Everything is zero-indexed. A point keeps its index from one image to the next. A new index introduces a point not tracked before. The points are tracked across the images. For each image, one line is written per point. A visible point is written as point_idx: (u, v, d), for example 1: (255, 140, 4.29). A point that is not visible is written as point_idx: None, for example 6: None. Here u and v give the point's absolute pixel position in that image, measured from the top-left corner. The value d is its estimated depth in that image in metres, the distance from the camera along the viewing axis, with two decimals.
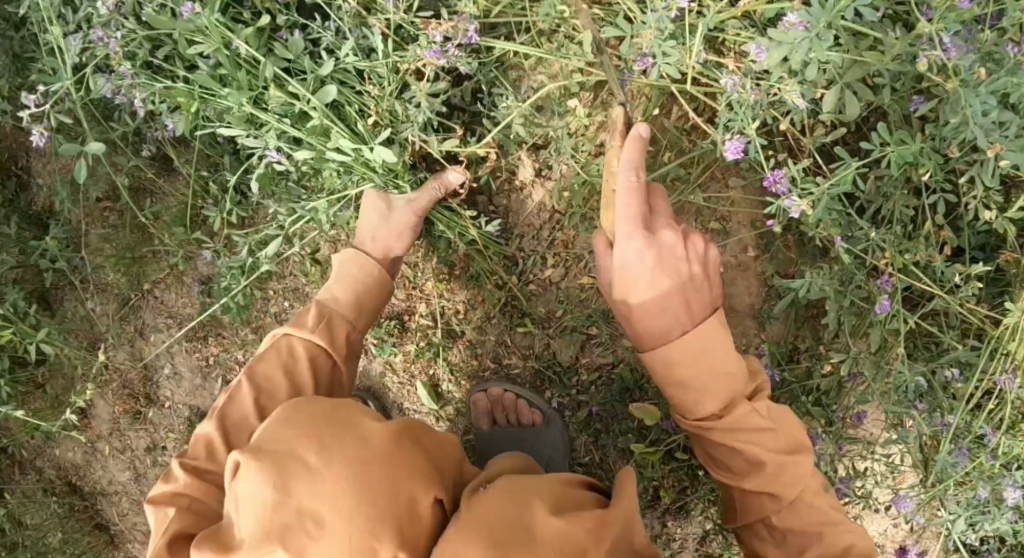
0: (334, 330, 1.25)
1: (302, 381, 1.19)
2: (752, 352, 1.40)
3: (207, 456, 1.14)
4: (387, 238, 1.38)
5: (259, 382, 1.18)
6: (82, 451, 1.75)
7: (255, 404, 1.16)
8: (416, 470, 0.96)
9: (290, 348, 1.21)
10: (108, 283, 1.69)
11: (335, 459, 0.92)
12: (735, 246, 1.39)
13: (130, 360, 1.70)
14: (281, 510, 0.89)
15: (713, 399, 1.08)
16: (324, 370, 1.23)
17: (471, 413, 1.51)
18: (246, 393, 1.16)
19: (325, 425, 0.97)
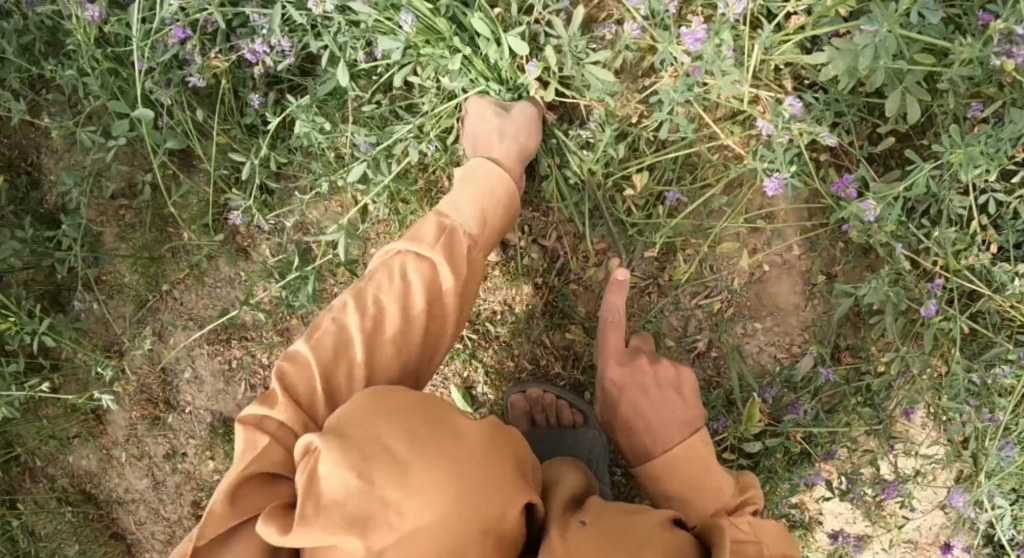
0: (454, 246, 1.16)
1: (414, 307, 1.11)
2: (797, 352, 1.38)
3: (302, 382, 1.05)
4: (505, 148, 1.34)
5: (369, 307, 1.10)
6: (98, 458, 1.69)
7: (366, 330, 1.09)
8: (506, 478, 0.94)
9: (402, 271, 1.12)
10: (125, 284, 1.64)
11: (425, 455, 0.90)
12: (780, 245, 1.37)
13: (148, 364, 1.64)
14: (363, 499, 0.88)
15: (696, 512, 1.14)
16: (438, 293, 1.14)
17: (507, 414, 1.46)
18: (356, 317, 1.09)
19: (417, 420, 0.94)
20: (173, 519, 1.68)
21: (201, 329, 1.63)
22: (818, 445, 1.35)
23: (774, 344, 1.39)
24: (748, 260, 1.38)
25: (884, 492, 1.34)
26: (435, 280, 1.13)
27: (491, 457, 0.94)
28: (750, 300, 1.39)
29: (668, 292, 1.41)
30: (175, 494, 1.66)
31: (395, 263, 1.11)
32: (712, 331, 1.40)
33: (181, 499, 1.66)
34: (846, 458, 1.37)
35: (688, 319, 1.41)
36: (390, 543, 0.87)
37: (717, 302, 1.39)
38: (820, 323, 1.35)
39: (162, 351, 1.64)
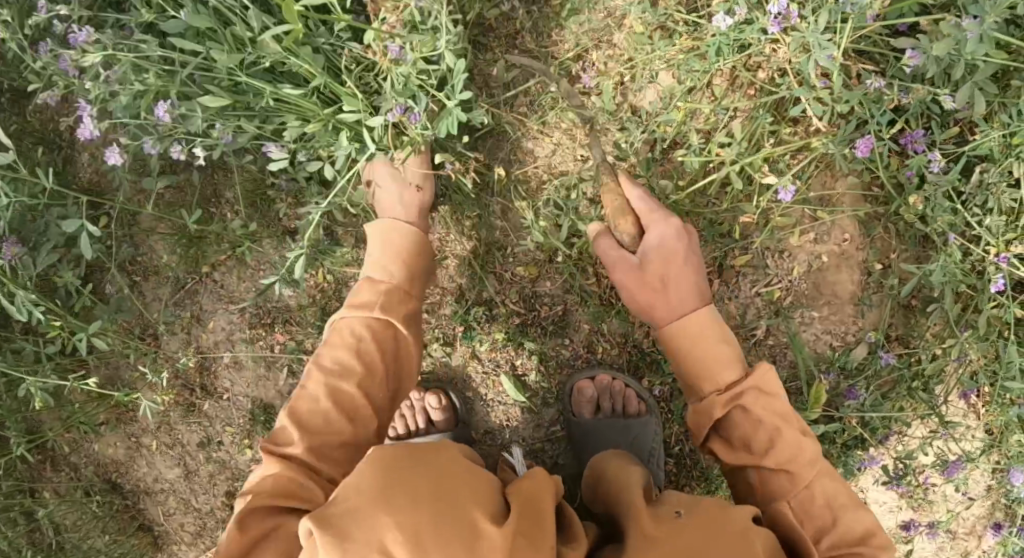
0: (393, 305, 1.30)
1: (371, 360, 1.25)
2: (851, 339, 1.41)
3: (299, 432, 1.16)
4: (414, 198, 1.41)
5: (350, 335, 1.26)
6: (126, 447, 1.65)
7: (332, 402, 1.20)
8: None
9: (351, 331, 1.26)
10: (163, 266, 1.60)
11: None
12: (836, 234, 1.39)
13: (183, 348, 1.60)
14: None
15: (725, 368, 1.17)
16: (388, 344, 1.28)
17: (570, 401, 1.48)
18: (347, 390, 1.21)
19: (422, 515, 0.87)
20: (204, 509, 1.63)
21: (241, 312, 1.58)
22: (875, 431, 1.37)
23: (829, 333, 1.41)
24: (806, 249, 1.40)
25: (945, 471, 1.35)
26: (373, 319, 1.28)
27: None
28: (807, 289, 1.40)
29: (727, 280, 1.42)
30: (209, 485, 1.61)
31: (344, 323, 1.27)
32: (771, 317, 1.41)
33: (214, 489, 1.61)
34: (901, 442, 1.39)
35: (747, 307, 1.42)
36: None
37: (777, 290, 1.40)
38: (873, 309, 1.38)
39: (200, 336, 1.60)
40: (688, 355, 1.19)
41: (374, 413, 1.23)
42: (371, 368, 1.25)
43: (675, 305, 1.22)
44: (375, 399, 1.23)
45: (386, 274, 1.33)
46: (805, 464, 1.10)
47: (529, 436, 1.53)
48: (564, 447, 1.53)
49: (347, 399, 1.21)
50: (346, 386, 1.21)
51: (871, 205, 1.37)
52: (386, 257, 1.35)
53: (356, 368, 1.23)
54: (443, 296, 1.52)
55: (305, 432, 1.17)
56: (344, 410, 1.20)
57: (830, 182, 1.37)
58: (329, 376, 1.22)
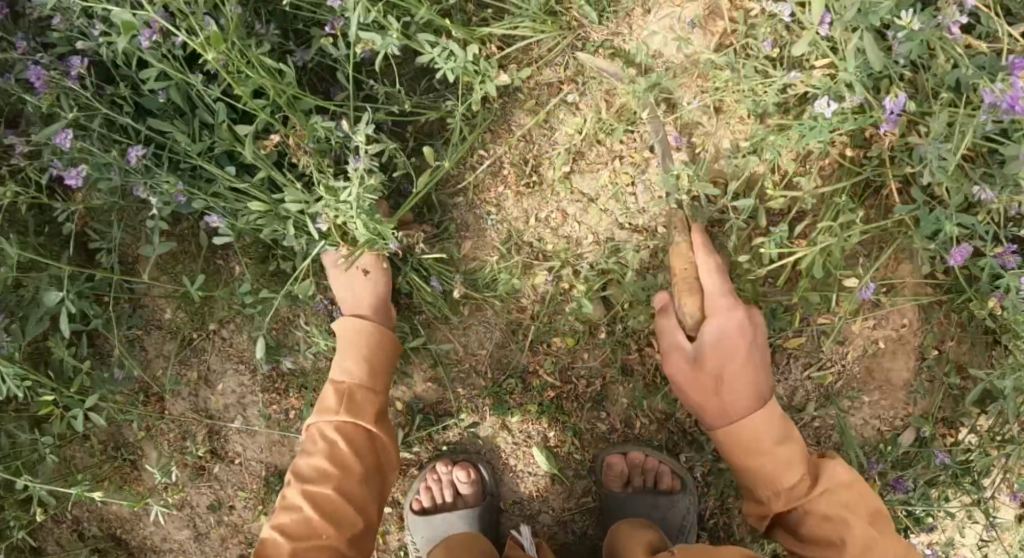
0: (357, 405, 1.25)
1: (348, 463, 1.22)
2: (901, 425, 1.35)
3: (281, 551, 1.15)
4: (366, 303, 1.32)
5: (319, 441, 1.23)
6: (131, 504, 1.57)
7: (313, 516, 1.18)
8: None
9: (319, 435, 1.23)
10: (166, 322, 1.48)
11: None
12: (894, 319, 1.32)
13: (190, 410, 1.50)
14: None
15: (771, 435, 1.17)
16: (364, 443, 1.25)
17: (601, 473, 1.41)
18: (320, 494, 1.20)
19: None
20: None
21: (253, 373, 1.48)
22: (919, 521, 1.34)
23: (879, 418, 1.35)
24: (863, 334, 1.32)
25: None
26: (342, 439, 1.23)
27: None
28: (860, 373, 1.34)
29: (778, 362, 1.34)
30: (220, 548, 1.54)
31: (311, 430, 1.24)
32: (821, 401, 1.35)
33: (226, 553, 1.54)
34: (944, 532, 1.36)
35: (796, 389, 1.35)
36: None
37: (829, 374, 1.33)
38: (928, 398, 1.32)
39: (209, 396, 1.49)
40: (720, 423, 1.20)
41: (357, 503, 1.21)
42: (349, 465, 1.22)
43: (726, 340, 1.19)
44: (354, 478, 1.21)
45: (343, 376, 1.26)
46: (858, 543, 1.11)
47: (559, 509, 1.46)
48: (595, 519, 1.46)
49: (325, 500, 1.20)
50: (318, 482, 1.20)
51: (935, 292, 1.29)
52: (343, 355, 1.28)
53: (332, 471, 1.21)
54: (472, 365, 1.42)
55: (299, 540, 1.16)
56: (322, 514, 1.18)
57: (893, 266, 1.29)
58: (305, 484, 1.21)
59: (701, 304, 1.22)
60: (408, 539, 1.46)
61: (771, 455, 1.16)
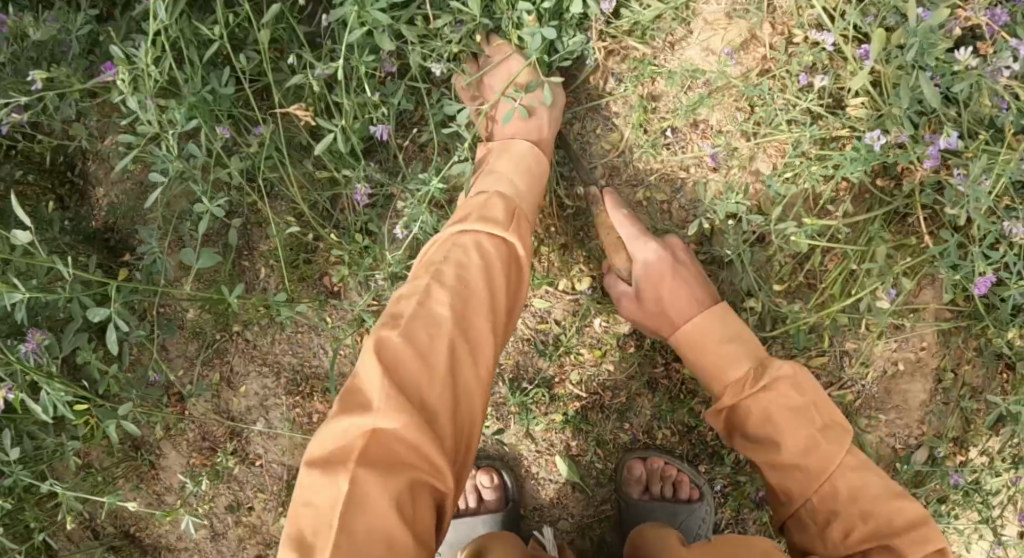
0: (523, 228, 1.10)
1: (501, 291, 1.02)
2: (915, 443, 1.40)
3: (388, 398, 0.88)
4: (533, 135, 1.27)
5: (454, 273, 0.99)
6: (147, 503, 1.56)
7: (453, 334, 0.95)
8: None
9: (477, 244, 1.03)
10: (188, 322, 1.47)
11: None
12: (914, 341, 1.36)
13: (211, 411, 1.49)
14: None
15: (728, 371, 1.14)
16: (516, 273, 1.07)
17: (621, 478, 1.44)
18: (448, 306, 0.97)
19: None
20: None
21: (276, 375, 1.47)
22: None
23: (893, 436, 1.40)
24: (884, 355, 1.36)
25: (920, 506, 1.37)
26: (491, 245, 1.05)
27: None
28: (878, 392, 1.38)
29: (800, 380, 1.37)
30: (237, 548, 1.54)
31: (465, 240, 1.04)
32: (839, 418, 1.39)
33: (243, 553, 1.54)
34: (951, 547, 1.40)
35: None
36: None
37: (850, 393, 1.37)
38: (942, 418, 1.37)
39: (231, 398, 1.49)
40: (698, 357, 1.18)
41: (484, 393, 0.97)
42: (488, 324, 0.99)
43: (673, 319, 1.22)
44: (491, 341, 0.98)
45: (471, 245, 1.03)
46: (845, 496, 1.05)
47: (578, 516, 1.48)
48: (614, 526, 1.48)
49: (454, 329, 0.96)
50: (449, 342, 0.94)
51: (955, 317, 1.33)
52: (495, 199, 1.11)
53: (475, 291, 0.99)
54: (498, 374, 1.43)
55: (409, 359, 0.92)
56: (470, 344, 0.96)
57: (917, 290, 1.32)
58: (447, 289, 0.98)
59: (691, 296, 1.22)
60: None
61: (804, 431, 1.08)
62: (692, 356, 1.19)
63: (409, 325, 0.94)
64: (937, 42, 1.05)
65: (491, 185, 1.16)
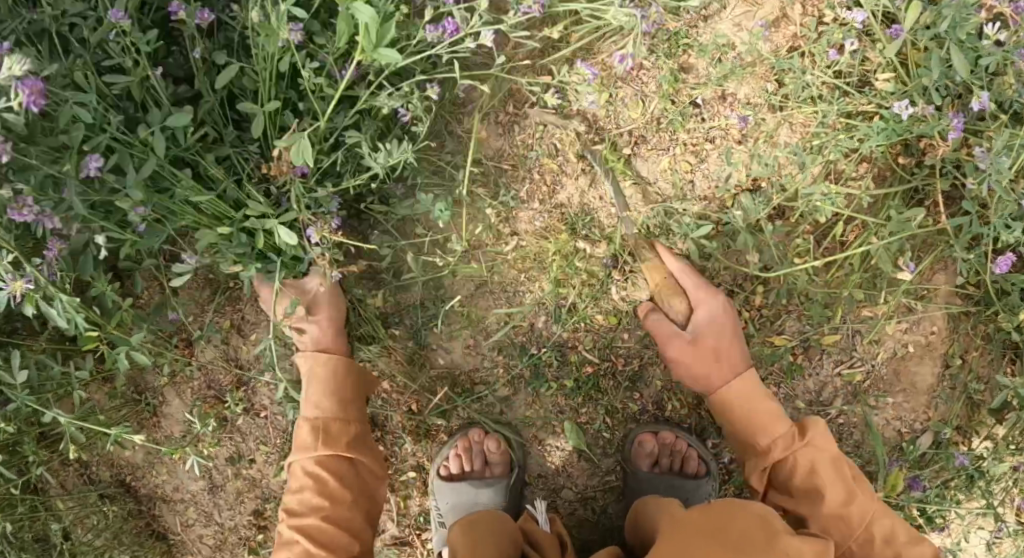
0: (322, 350, 1.35)
1: (340, 429, 1.32)
2: (920, 427, 1.41)
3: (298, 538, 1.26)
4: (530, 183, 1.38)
5: (309, 431, 1.31)
6: (146, 451, 1.54)
7: (324, 460, 1.30)
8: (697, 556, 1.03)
9: (312, 430, 1.30)
10: (203, 268, 1.46)
11: None
12: (925, 324, 1.38)
13: (218, 359, 1.48)
14: None
15: (761, 429, 1.27)
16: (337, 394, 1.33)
17: (630, 450, 1.43)
18: (312, 455, 1.30)
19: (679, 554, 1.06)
20: (226, 525, 1.54)
21: (288, 325, 1.47)
22: (931, 520, 1.39)
23: (900, 420, 1.40)
24: (895, 337, 1.37)
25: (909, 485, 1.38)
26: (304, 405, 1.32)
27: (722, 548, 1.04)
28: (887, 374, 1.39)
29: (811, 357, 1.38)
30: (235, 501, 1.53)
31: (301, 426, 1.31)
32: (846, 398, 1.39)
33: (241, 507, 1.53)
34: (952, 533, 1.41)
35: (825, 385, 1.40)
36: None
37: (858, 373, 1.38)
38: (948, 402, 1.38)
39: (240, 347, 1.48)
40: (738, 422, 1.30)
41: (355, 527, 1.30)
42: (340, 498, 1.29)
43: (704, 379, 1.32)
44: (343, 490, 1.29)
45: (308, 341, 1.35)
46: (854, 523, 1.20)
47: (582, 485, 1.48)
48: (616, 497, 1.48)
49: (315, 528, 1.27)
50: (315, 492, 1.28)
51: (966, 302, 1.35)
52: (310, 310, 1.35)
53: (326, 447, 1.30)
54: (510, 337, 1.43)
55: (308, 517, 1.27)
56: (323, 494, 1.28)
57: (930, 272, 1.34)
58: (298, 493, 1.29)
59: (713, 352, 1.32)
60: (431, 504, 1.46)
61: (833, 468, 1.23)
62: (730, 415, 1.31)
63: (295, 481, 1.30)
64: (969, 18, 1.09)
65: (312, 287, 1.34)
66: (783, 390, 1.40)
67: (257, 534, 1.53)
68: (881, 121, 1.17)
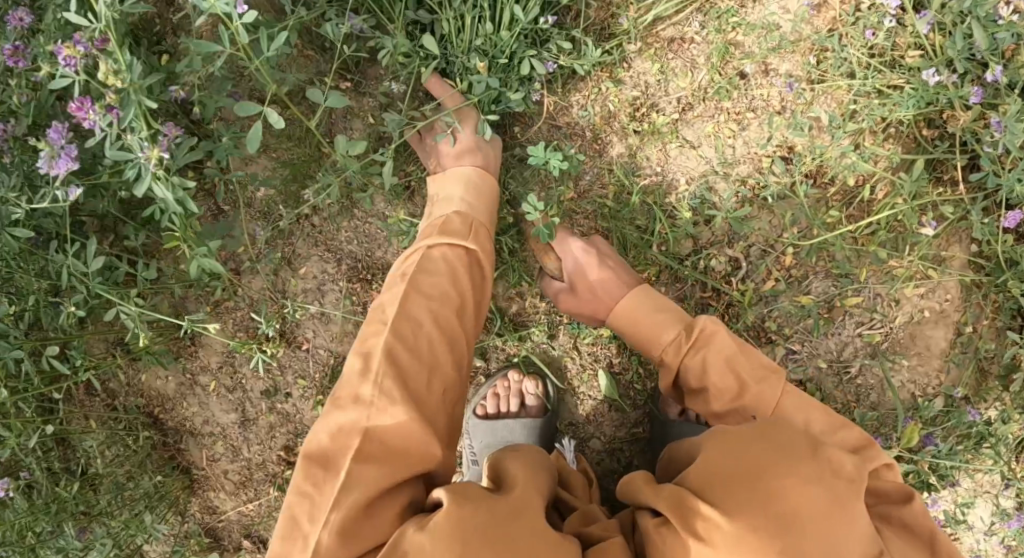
0: (478, 240, 1.28)
1: (464, 286, 1.23)
2: (930, 391, 1.49)
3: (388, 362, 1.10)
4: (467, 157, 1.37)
5: (439, 260, 1.23)
6: (177, 382, 1.55)
7: (437, 307, 1.18)
8: (746, 482, 1.00)
9: (433, 259, 1.23)
10: (258, 201, 1.51)
11: (732, 517, 0.97)
12: (939, 292, 1.48)
13: (266, 290, 1.51)
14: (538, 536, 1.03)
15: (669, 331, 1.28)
16: (475, 275, 1.26)
17: (660, 401, 1.49)
18: (421, 300, 1.18)
19: (754, 484, 1.00)
20: (255, 461, 1.56)
21: (337, 261, 1.52)
22: (942, 478, 1.46)
23: (914, 382, 1.49)
24: (913, 301, 1.47)
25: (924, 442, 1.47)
26: (441, 264, 1.23)
27: (776, 515, 0.97)
28: (904, 337, 1.48)
29: (835, 317, 1.47)
30: (267, 435, 1.55)
31: (431, 248, 1.24)
32: (867, 358, 1.48)
33: (273, 442, 1.55)
34: (961, 489, 1.48)
35: (846, 345, 1.48)
36: (719, 538, 0.97)
37: (878, 334, 1.47)
38: (957, 366, 1.47)
39: (289, 280, 1.51)
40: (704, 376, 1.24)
41: (453, 382, 1.16)
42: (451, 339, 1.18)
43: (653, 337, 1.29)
44: (446, 353, 1.15)
45: (455, 201, 1.32)
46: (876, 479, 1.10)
47: (611, 436, 1.53)
48: (641, 449, 1.53)
49: (445, 325, 1.18)
50: (429, 339, 1.15)
51: (978, 275, 1.45)
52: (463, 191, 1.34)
53: (452, 295, 1.20)
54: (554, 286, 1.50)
55: (405, 360, 1.12)
56: (442, 332, 1.17)
57: (947, 245, 1.44)
58: (427, 300, 1.18)
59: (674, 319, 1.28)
60: (464, 444, 1.52)
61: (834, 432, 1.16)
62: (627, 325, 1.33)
63: (406, 304, 1.17)
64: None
65: (444, 209, 1.32)
66: (808, 346, 1.48)
67: (285, 470, 1.55)
68: (914, 95, 1.29)
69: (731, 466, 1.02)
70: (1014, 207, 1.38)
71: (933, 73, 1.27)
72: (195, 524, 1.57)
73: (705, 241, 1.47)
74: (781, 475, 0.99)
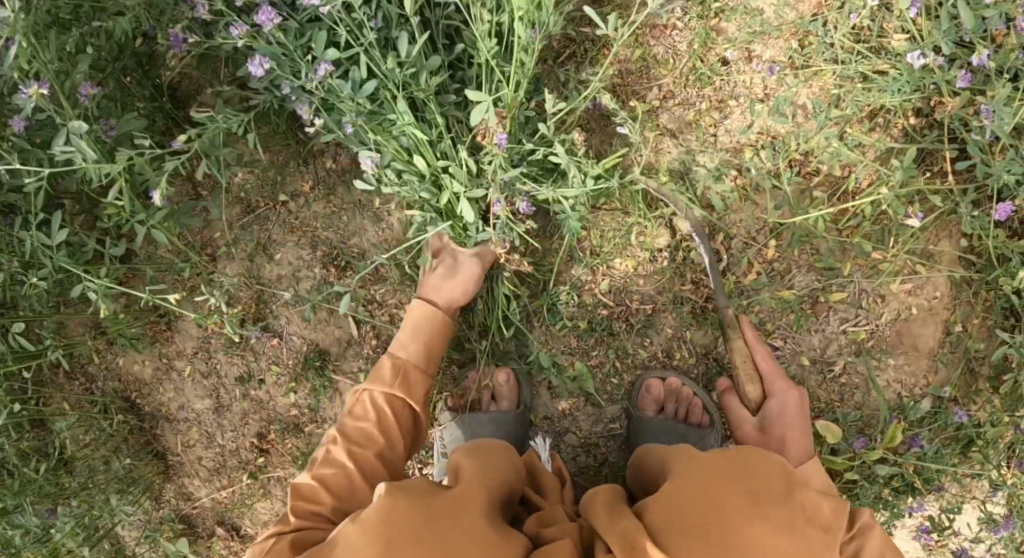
0: (407, 377, 1.32)
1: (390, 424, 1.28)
2: (918, 393, 1.43)
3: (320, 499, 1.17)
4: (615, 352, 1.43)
5: (371, 404, 1.28)
6: (154, 366, 1.55)
7: (372, 449, 1.24)
8: (701, 523, 0.98)
9: (369, 402, 1.29)
10: (235, 186, 1.50)
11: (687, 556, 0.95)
12: (928, 289, 1.42)
13: (241, 275, 1.51)
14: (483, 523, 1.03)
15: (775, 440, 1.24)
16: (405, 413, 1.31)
17: (637, 398, 1.46)
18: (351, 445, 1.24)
19: (708, 524, 0.98)
20: (228, 447, 1.55)
21: (312, 247, 1.50)
22: (927, 482, 1.40)
23: (900, 382, 1.44)
24: (900, 298, 1.42)
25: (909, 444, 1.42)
26: (384, 395, 1.30)
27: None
28: (890, 335, 1.43)
29: (819, 312, 1.43)
30: (241, 421, 1.54)
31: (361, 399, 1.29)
32: (851, 356, 1.43)
33: (245, 429, 1.54)
34: (947, 494, 1.43)
35: (830, 342, 1.44)
36: None
37: (863, 331, 1.43)
38: (943, 365, 1.42)
39: (264, 266, 1.51)
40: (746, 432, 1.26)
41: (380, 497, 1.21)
42: (374, 481, 1.23)
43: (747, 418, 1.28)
44: (374, 483, 1.22)
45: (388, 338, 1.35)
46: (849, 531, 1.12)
47: (587, 430, 1.50)
48: (618, 446, 1.50)
49: (369, 468, 1.23)
50: (371, 455, 1.24)
51: (969, 272, 1.40)
52: (404, 334, 1.36)
53: (378, 438, 1.26)
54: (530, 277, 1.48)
55: (341, 467, 1.21)
56: (366, 474, 1.22)
57: (935, 239, 1.39)
58: (350, 445, 1.24)
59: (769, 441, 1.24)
60: (435, 434, 1.51)
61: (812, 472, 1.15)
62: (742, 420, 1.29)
63: (346, 429, 1.26)
64: None
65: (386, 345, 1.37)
66: (790, 342, 1.44)
67: (258, 458, 1.54)
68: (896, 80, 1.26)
69: (685, 506, 1.01)
70: (1006, 200, 1.32)
71: (919, 57, 1.23)
72: (169, 511, 1.57)
73: (683, 232, 1.43)
74: (745, 520, 0.97)
